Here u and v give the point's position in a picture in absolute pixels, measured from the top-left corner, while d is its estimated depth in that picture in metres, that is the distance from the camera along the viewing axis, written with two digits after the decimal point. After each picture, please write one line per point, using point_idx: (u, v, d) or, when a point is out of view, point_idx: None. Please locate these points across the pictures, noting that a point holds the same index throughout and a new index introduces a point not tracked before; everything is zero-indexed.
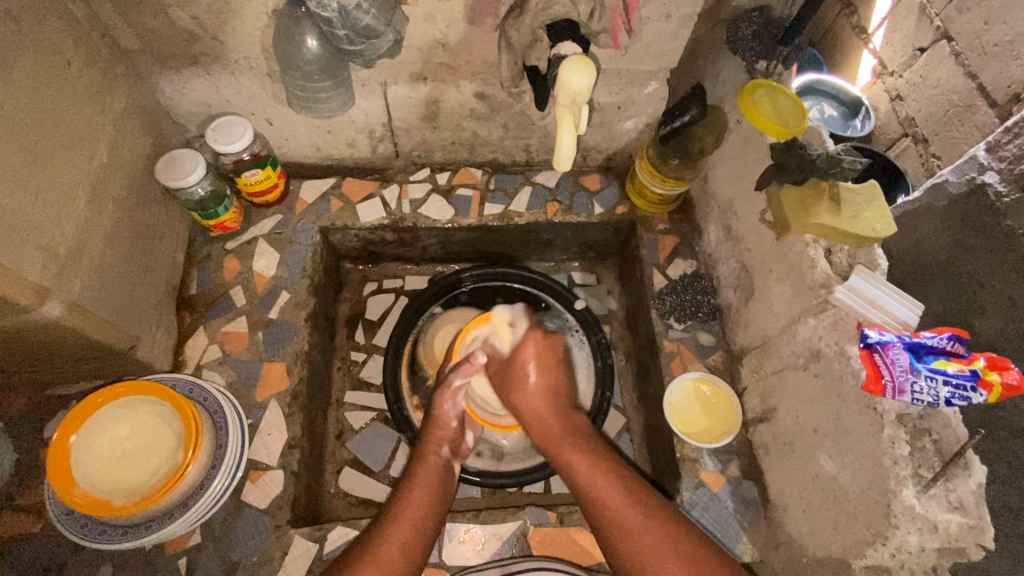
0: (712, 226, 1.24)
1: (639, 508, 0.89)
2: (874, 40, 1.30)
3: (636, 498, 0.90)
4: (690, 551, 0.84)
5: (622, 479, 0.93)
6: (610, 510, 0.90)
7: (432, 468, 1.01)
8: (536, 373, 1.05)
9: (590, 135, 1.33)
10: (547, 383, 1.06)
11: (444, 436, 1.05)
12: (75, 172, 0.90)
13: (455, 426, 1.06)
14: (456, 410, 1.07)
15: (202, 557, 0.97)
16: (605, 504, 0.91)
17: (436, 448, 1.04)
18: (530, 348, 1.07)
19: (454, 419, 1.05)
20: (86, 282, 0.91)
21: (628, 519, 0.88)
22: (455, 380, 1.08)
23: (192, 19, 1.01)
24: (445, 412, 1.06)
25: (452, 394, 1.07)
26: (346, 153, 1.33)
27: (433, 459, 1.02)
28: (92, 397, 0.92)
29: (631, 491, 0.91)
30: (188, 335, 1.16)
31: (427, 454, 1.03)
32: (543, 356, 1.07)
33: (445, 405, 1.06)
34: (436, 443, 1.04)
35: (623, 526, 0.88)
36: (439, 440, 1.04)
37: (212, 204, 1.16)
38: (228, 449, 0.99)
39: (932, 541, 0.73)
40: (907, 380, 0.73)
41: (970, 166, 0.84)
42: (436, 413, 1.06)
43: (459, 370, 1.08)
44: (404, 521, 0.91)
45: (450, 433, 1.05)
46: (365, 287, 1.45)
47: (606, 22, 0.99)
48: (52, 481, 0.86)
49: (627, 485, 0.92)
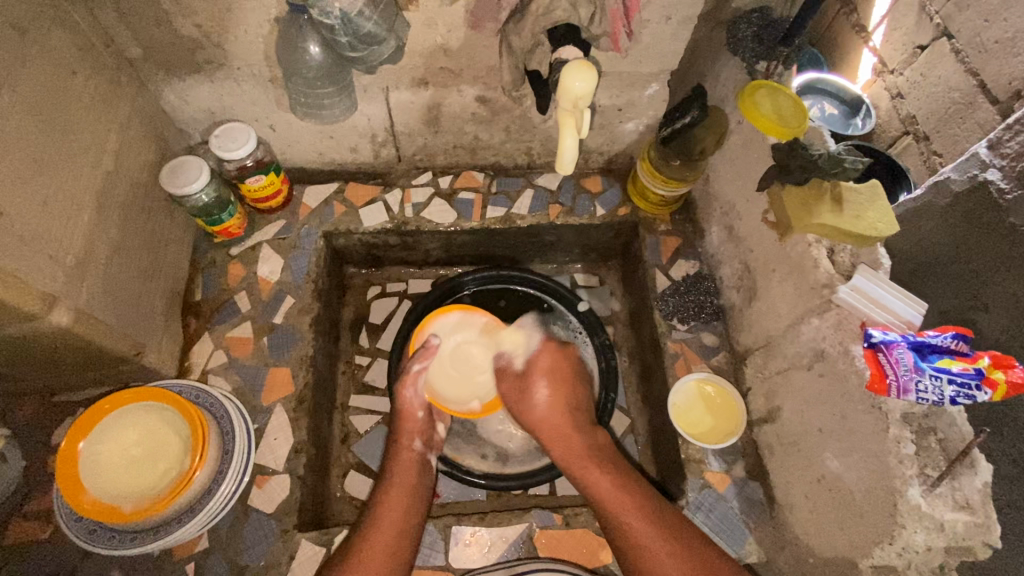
0: (714, 226, 1.24)
1: (646, 521, 0.88)
2: (874, 39, 1.30)
3: (642, 509, 0.90)
4: (685, 541, 0.86)
5: (616, 482, 0.94)
6: (614, 514, 0.91)
7: (408, 463, 1.03)
8: (551, 389, 1.09)
9: (591, 137, 1.34)
10: (564, 395, 1.09)
11: (413, 429, 1.07)
12: (81, 183, 0.91)
13: (421, 415, 1.09)
14: (420, 400, 1.10)
15: (211, 561, 0.98)
16: (611, 510, 0.91)
17: (408, 442, 1.06)
18: (547, 363, 1.13)
19: (420, 410, 1.08)
20: (92, 291, 0.92)
21: (632, 520, 0.89)
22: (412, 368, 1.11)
23: (196, 28, 1.02)
24: (410, 403, 1.09)
25: (412, 382, 1.10)
26: (349, 158, 1.34)
27: (407, 454, 1.04)
28: (99, 404, 0.93)
29: (626, 498, 0.92)
30: (194, 341, 1.16)
31: (400, 450, 1.04)
32: (558, 373, 1.12)
33: (406, 394, 1.09)
34: (406, 438, 1.06)
35: (624, 529, 0.89)
36: (409, 436, 1.06)
37: (216, 210, 1.17)
38: (234, 454, 0.99)
39: (938, 540, 0.73)
40: (912, 379, 0.73)
41: (972, 163, 0.83)
42: (400, 404, 1.09)
43: (416, 356, 1.12)
44: (387, 523, 0.91)
45: (418, 424, 1.08)
46: (369, 290, 1.45)
47: (606, 24, 0.98)
48: (61, 488, 0.87)
49: (625, 492, 0.93)
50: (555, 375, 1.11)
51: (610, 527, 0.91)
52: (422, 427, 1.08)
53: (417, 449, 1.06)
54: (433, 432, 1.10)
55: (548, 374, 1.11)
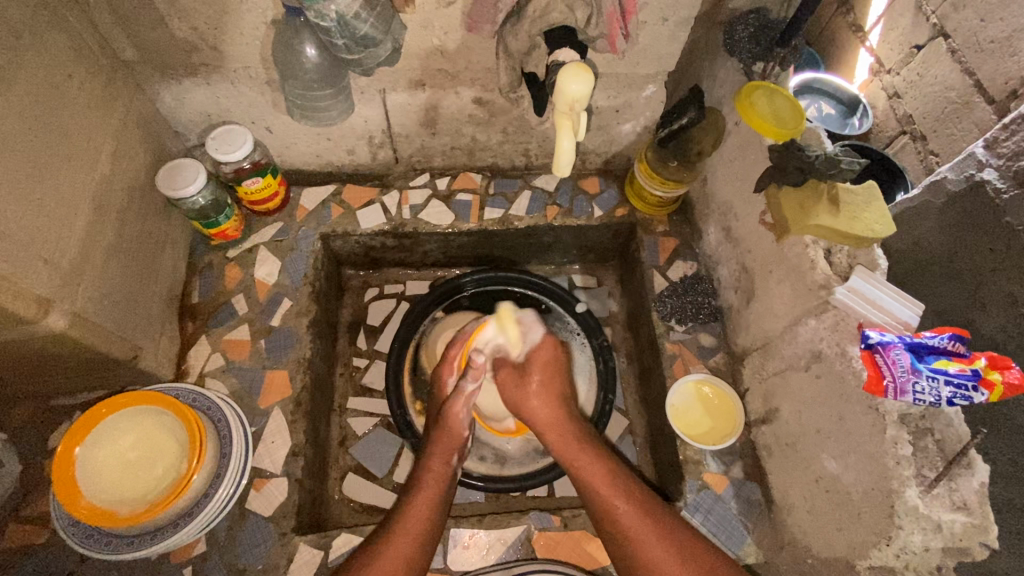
0: (712, 227, 1.24)
1: (639, 511, 0.88)
2: (870, 38, 1.31)
3: (633, 498, 0.90)
4: (676, 535, 0.86)
5: (607, 472, 0.92)
6: (604, 501, 0.90)
7: (438, 476, 0.98)
8: (543, 378, 1.04)
9: (588, 138, 1.34)
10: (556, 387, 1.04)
11: (453, 445, 1.01)
12: (76, 187, 0.90)
13: (466, 435, 1.04)
14: (468, 418, 1.04)
15: (208, 565, 0.97)
16: (600, 496, 0.91)
17: (446, 458, 1.00)
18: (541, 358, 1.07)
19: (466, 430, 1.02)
20: (87, 294, 0.91)
21: (623, 510, 0.88)
22: (467, 387, 1.04)
23: (192, 30, 1.02)
24: (457, 417, 1.03)
25: (467, 399, 1.04)
26: (346, 160, 1.34)
27: (441, 468, 0.99)
28: (96, 408, 0.93)
29: (619, 486, 0.91)
30: (191, 343, 1.16)
31: (434, 463, 0.99)
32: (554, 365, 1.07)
33: (459, 409, 1.03)
34: (444, 454, 1.01)
35: (615, 517, 0.88)
36: (446, 452, 1.01)
37: (213, 213, 1.17)
38: (232, 458, 0.99)
39: (935, 540, 0.73)
40: (908, 381, 0.73)
41: (969, 163, 0.84)
42: (447, 418, 1.03)
43: (469, 375, 1.04)
44: (406, 533, 0.89)
45: (459, 440, 1.03)
46: (367, 292, 1.45)
47: (603, 27, 0.96)
48: (58, 493, 0.86)
49: (616, 480, 0.92)
50: (548, 366, 1.06)
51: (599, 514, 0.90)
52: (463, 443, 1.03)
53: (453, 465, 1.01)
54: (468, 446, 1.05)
55: (544, 366, 1.06)
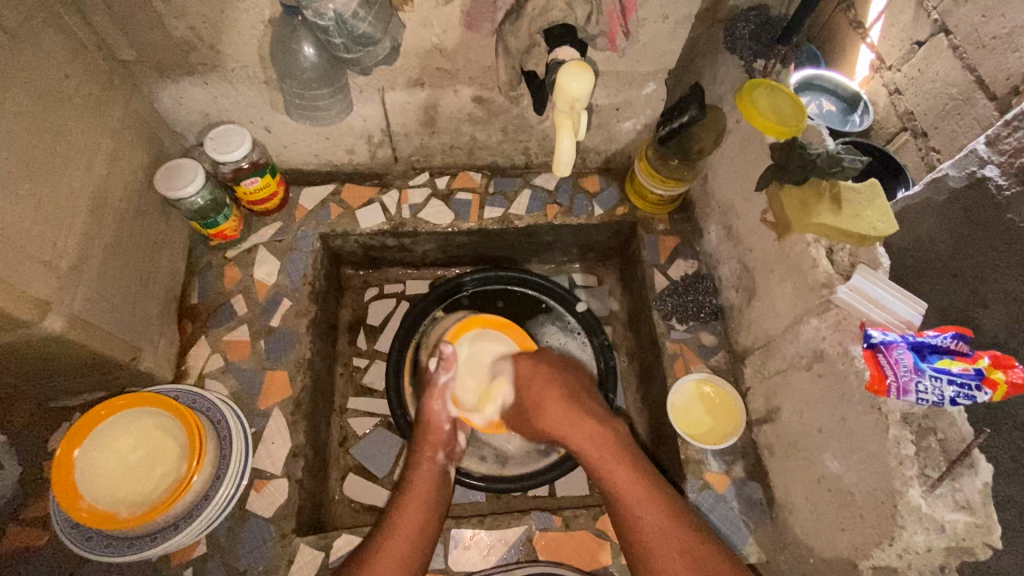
0: (712, 226, 1.24)
1: (662, 518, 0.86)
2: (871, 35, 1.31)
3: (658, 504, 0.88)
4: (696, 542, 0.84)
5: (634, 476, 0.90)
6: (629, 507, 0.88)
7: (427, 473, 1.01)
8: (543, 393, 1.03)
9: (588, 137, 1.33)
10: (561, 392, 1.03)
11: (437, 441, 1.06)
12: (73, 188, 0.90)
13: (447, 429, 1.09)
14: (446, 414, 1.10)
15: (209, 567, 0.97)
16: (625, 502, 0.89)
17: (431, 454, 1.05)
18: (526, 372, 1.09)
19: (445, 422, 1.08)
20: (85, 296, 0.91)
21: (648, 522, 0.86)
22: (440, 379, 1.12)
23: (188, 29, 1.01)
24: (435, 415, 1.09)
25: (440, 395, 1.11)
26: (346, 159, 1.33)
27: (428, 465, 1.02)
28: (95, 410, 0.92)
29: (644, 493, 0.89)
30: (190, 345, 1.16)
31: (422, 460, 1.03)
32: (549, 373, 1.07)
33: (434, 406, 1.10)
34: (430, 449, 1.05)
35: (640, 525, 0.86)
36: (432, 447, 1.05)
37: (212, 214, 1.16)
38: (232, 459, 0.99)
39: (939, 540, 0.72)
40: (912, 380, 0.72)
41: (970, 160, 0.84)
42: (427, 415, 1.09)
43: (439, 367, 1.13)
44: (401, 532, 0.89)
45: (442, 437, 1.07)
46: (367, 292, 1.45)
47: (603, 25, 0.97)
48: (57, 495, 0.86)
49: (641, 484, 0.90)
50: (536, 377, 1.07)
51: (626, 523, 0.88)
52: (446, 439, 1.07)
53: (439, 461, 1.05)
54: (454, 443, 1.09)
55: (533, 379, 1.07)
